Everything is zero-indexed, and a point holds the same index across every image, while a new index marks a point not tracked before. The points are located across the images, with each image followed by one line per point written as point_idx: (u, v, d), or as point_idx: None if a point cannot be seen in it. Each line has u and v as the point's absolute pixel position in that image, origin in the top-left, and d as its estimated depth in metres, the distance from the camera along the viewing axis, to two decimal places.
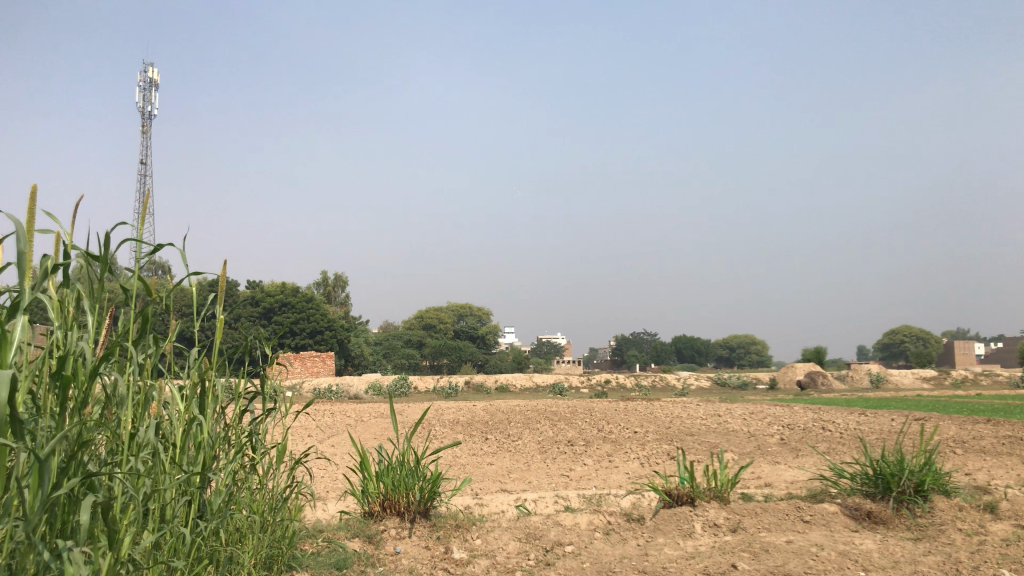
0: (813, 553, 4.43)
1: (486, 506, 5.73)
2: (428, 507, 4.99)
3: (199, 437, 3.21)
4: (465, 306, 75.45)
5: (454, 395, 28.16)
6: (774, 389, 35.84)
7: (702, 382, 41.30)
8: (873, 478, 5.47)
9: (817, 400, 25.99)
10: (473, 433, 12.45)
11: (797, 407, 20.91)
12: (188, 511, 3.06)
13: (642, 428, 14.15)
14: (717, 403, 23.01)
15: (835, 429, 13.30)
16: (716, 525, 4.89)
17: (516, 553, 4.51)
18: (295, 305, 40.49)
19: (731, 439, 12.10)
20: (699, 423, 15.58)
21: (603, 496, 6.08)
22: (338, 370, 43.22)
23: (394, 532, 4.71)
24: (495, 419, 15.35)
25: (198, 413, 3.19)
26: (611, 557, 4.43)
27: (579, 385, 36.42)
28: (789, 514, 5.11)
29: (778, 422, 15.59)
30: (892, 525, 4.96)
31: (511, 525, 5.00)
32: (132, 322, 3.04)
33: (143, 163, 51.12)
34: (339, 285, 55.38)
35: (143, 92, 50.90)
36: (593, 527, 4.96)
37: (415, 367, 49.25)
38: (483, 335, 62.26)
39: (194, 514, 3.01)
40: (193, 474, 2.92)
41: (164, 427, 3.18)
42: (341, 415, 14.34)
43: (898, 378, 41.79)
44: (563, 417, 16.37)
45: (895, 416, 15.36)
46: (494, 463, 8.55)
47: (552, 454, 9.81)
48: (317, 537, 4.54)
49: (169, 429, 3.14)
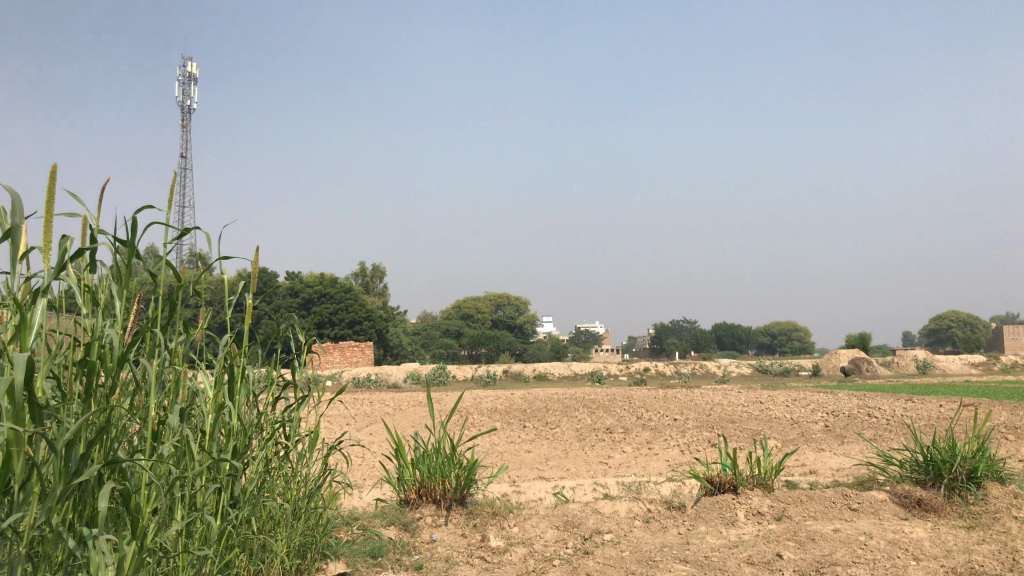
0: (862, 542, 4.27)
1: (524, 493, 5.66)
2: (464, 494, 4.93)
3: (229, 424, 3.17)
4: (503, 295, 75.52)
5: (492, 383, 28.19)
6: (817, 376, 35.33)
7: (743, 369, 40.86)
8: (924, 465, 5.29)
9: (861, 386, 25.54)
10: (510, 421, 12.39)
11: (842, 394, 20.54)
12: (219, 499, 3.02)
13: (682, 415, 13.98)
14: (759, 390, 22.72)
15: (881, 416, 13.00)
16: (760, 513, 4.76)
17: (554, 541, 4.42)
18: (334, 296, 40.84)
19: (774, 426, 11.88)
20: (740, 410, 15.36)
21: (643, 483, 5.97)
22: (377, 359, 43.55)
23: (430, 520, 4.66)
24: (533, 406, 15.30)
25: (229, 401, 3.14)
26: (652, 546, 4.33)
27: (617, 372, 36.24)
28: (836, 502, 4.96)
29: (822, 409, 15.31)
30: (943, 513, 4.78)
31: (549, 513, 4.92)
32: (161, 308, 2.99)
33: (184, 157, 51.94)
34: (377, 275, 55.74)
35: (182, 87, 51.70)
36: (633, 515, 4.86)
37: (454, 356, 49.41)
38: (521, 323, 62.30)
39: (225, 502, 2.97)
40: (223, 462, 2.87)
41: (195, 414, 3.13)
42: (380, 403, 14.37)
43: (945, 364, 40.94)
44: (602, 405, 16.25)
45: (944, 403, 14.99)
46: (531, 451, 8.48)
47: (590, 442, 9.70)
48: (352, 524, 4.50)
49: (200, 416, 3.10)
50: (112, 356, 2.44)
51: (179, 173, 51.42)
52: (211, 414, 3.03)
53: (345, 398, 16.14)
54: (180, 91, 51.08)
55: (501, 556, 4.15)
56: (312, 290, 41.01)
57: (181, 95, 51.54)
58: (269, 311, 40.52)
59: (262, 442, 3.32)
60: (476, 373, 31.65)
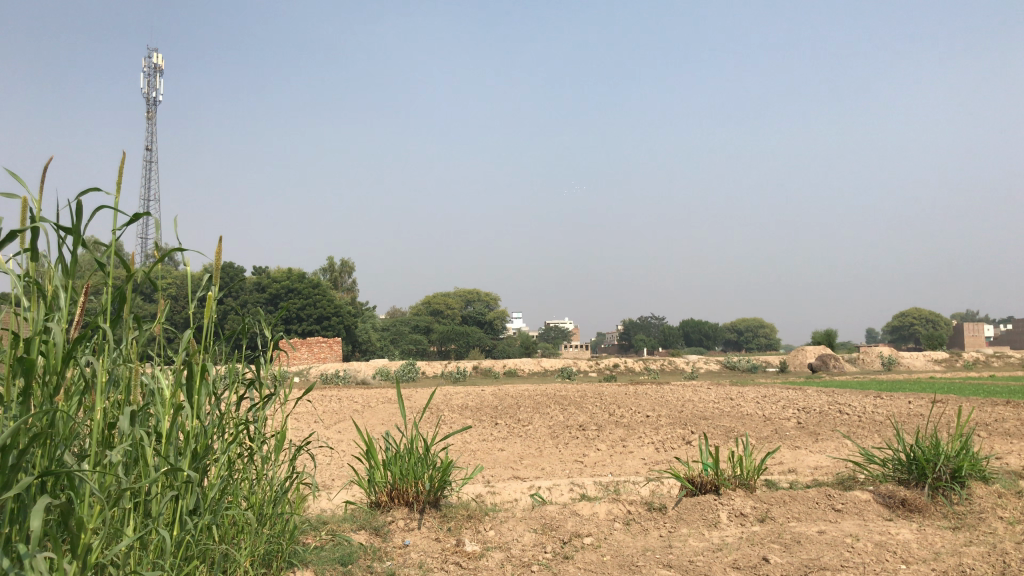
0: (849, 545, 4.15)
1: (498, 494, 5.48)
2: (438, 496, 4.73)
3: (189, 426, 2.94)
4: (473, 290, 75.26)
5: (462, 379, 27.99)
6: (784, 372, 35.60)
7: (712, 365, 41.10)
8: (907, 464, 5.19)
9: (829, 383, 25.71)
10: (482, 418, 12.19)
11: (810, 391, 20.62)
12: (176, 507, 2.79)
13: (654, 412, 13.89)
14: (728, 386, 22.75)
15: (852, 412, 13.01)
16: (743, 515, 4.62)
17: (532, 545, 4.25)
18: (302, 292, 40.36)
19: (747, 423, 11.82)
20: (712, 406, 15.33)
21: (620, 483, 5.81)
22: (346, 356, 43.14)
23: (402, 523, 4.46)
24: (504, 403, 15.13)
25: (187, 401, 2.91)
26: (633, 549, 4.17)
27: (587, 369, 36.18)
28: (819, 502, 4.84)
29: (793, 406, 15.32)
30: (927, 513, 4.68)
31: (526, 516, 4.73)
32: (112, 302, 2.75)
33: (148, 150, 51.07)
34: (346, 270, 55.25)
35: (148, 79, 50.78)
36: (612, 517, 4.70)
37: (423, 352, 49.12)
38: (491, 319, 62.13)
39: (183, 510, 2.75)
40: (180, 467, 2.65)
41: (149, 416, 2.90)
42: (349, 401, 14.10)
43: (909, 361, 41.50)
44: (573, 401, 16.12)
45: (913, 399, 15.06)
46: (504, 449, 8.31)
47: (564, 440, 9.54)
48: (321, 529, 4.30)
49: (155, 419, 2.87)
50: (55, 354, 2.21)
51: (144, 166, 50.52)
52: (169, 417, 2.80)
53: (311, 395, 15.85)
54: (146, 83, 50.15)
55: (477, 561, 3.97)
56: (280, 285, 40.37)
57: (146, 87, 50.60)
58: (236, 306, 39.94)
59: (225, 446, 3.11)
60: (445, 369, 31.40)
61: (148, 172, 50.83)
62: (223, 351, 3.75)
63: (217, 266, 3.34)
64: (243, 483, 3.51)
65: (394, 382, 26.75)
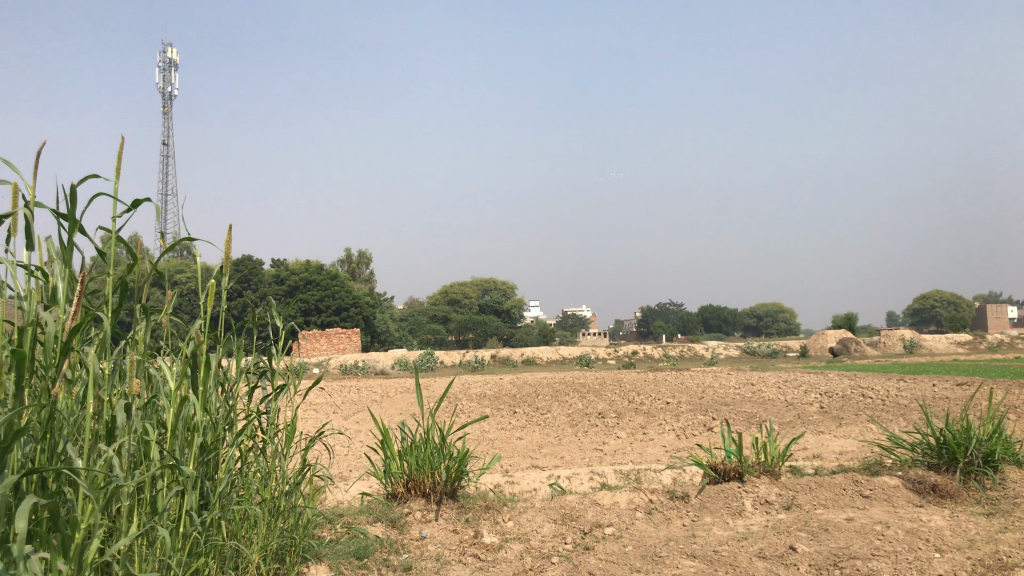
0: (879, 532, 4.02)
1: (517, 484, 5.39)
2: (455, 487, 4.64)
3: (195, 420, 2.85)
4: (490, 279, 75.23)
5: (481, 368, 27.94)
6: (805, 357, 35.30)
7: (732, 351, 40.84)
8: (937, 448, 5.04)
9: (851, 367, 25.44)
10: (500, 407, 12.11)
11: (833, 375, 20.41)
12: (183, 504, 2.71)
13: (673, 398, 13.74)
14: (749, 371, 22.56)
15: (876, 397, 12.81)
16: (768, 502, 4.50)
17: (552, 536, 4.15)
18: (321, 283, 40.43)
19: (770, 408, 11.66)
20: (733, 392, 15.17)
21: (641, 471, 5.70)
22: (364, 347, 43.22)
23: (419, 515, 4.37)
24: (523, 392, 15.04)
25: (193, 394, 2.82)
26: (656, 540, 4.06)
27: (606, 356, 36.03)
28: (847, 489, 4.70)
29: (816, 390, 15.13)
30: (960, 499, 4.54)
31: (545, 505, 4.63)
32: (113, 293, 2.66)
33: (165, 144, 51.25)
34: (364, 261, 55.33)
35: (164, 74, 50.93)
36: (634, 506, 4.59)
37: (441, 342, 49.13)
38: (509, 308, 62.07)
39: (188, 507, 2.67)
40: (183, 462, 2.56)
41: (155, 410, 2.82)
42: (367, 391, 14.05)
43: (932, 344, 41.06)
44: (592, 389, 15.99)
45: (939, 382, 14.83)
46: (523, 438, 8.22)
47: (583, 427, 9.43)
48: (336, 522, 4.22)
49: (160, 413, 2.79)
50: (52, 346, 2.13)
51: (161, 160, 50.79)
52: (174, 409, 2.73)
53: (329, 386, 15.83)
54: (161, 78, 50.29)
55: (496, 553, 3.88)
56: (297, 277, 40.40)
57: (161, 82, 50.78)
58: (255, 299, 40.10)
59: (234, 438, 3.04)
60: (463, 358, 31.36)
61: (165, 166, 51.08)
62: (234, 342, 3.67)
63: (223, 255, 3.28)
64: (254, 476, 3.43)
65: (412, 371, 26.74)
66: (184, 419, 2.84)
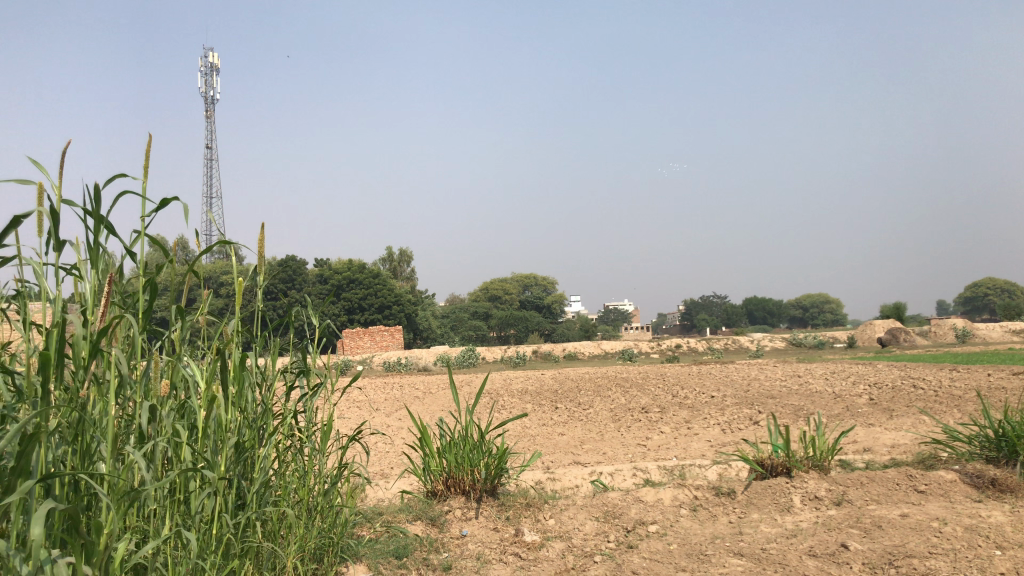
0: (936, 529, 3.86)
1: (559, 481, 5.32)
2: (495, 484, 4.57)
3: (228, 421, 2.81)
4: (531, 274, 75.13)
5: (523, 364, 27.89)
6: (853, 348, 34.64)
7: (777, 343, 40.26)
8: (995, 441, 4.84)
9: (899, 357, 24.89)
10: (542, 403, 12.04)
11: (882, 366, 19.98)
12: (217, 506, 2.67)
13: (718, 391, 13.54)
14: (795, 363, 22.22)
15: (927, 387, 12.48)
16: (818, 498, 4.36)
17: (594, 535, 4.06)
18: (363, 281, 40.68)
19: (816, 400, 11.42)
20: (778, 384, 14.91)
21: (686, 467, 5.58)
22: (407, 344, 43.44)
23: (459, 513, 4.32)
24: (565, 387, 14.95)
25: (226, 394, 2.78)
26: (702, 538, 3.95)
27: (648, 350, 35.73)
28: (900, 484, 4.54)
29: (865, 381, 14.80)
30: (1021, 493, 4.35)
31: (587, 503, 4.54)
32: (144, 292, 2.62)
33: (209, 148, 51.98)
34: (405, 259, 55.61)
35: (206, 78, 51.64)
36: (679, 503, 4.48)
37: (483, 338, 49.19)
38: (550, 303, 61.93)
39: (222, 508, 2.63)
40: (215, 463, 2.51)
41: (189, 412, 2.78)
42: (408, 388, 14.08)
43: (985, 332, 40.04)
44: (635, 383, 15.83)
45: (993, 372, 14.41)
46: (565, 434, 8.14)
47: (626, 423, 9.31)
48: (376, 521, 4.18)
49: (194, 414, 2.75)
50: (81, 349, 2.09)
51: (206, 163, 51.59)
52: (206, 409, 2.69)
53: (371, 383, 15.90)
54: (204, 82, 51.04)
55: (537, 552, 3.80)
56: (340, 276, 40.68)
57: (204, 87, 51.55)
58: (298, 299, 40.53)
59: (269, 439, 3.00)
60: (505, 354, 31.33)
61: (210, 169, 51.83)
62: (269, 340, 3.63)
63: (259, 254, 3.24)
64: (292, 476, 3.41)
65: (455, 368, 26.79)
66: (217, 420, 2.80)
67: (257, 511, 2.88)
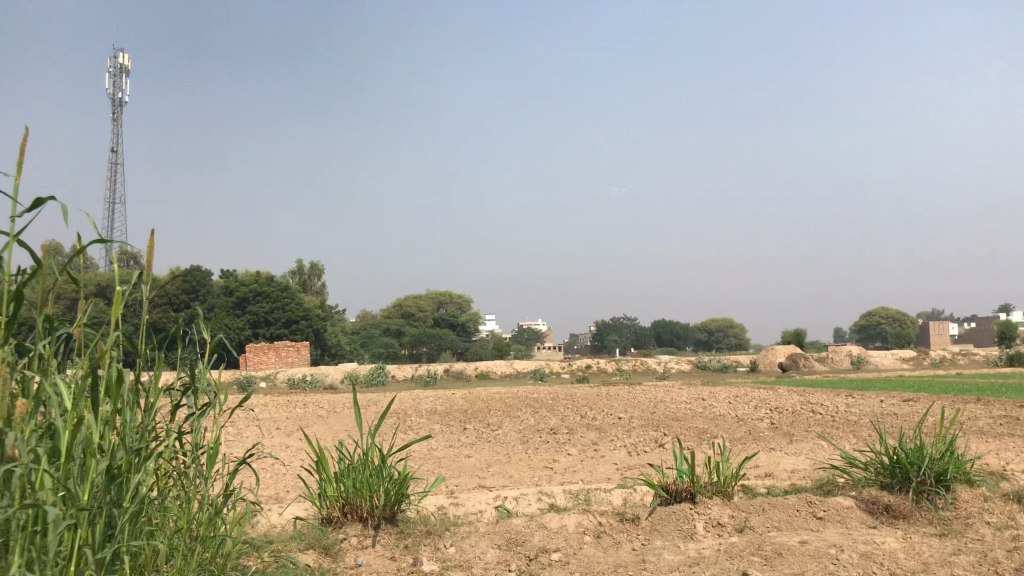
0: (834, 557, 3.88)
1: (462, 506, 5.18)
2: (394, 510, 4.40)
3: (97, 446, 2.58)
4: (444, 292, 74.76)
5: (433, 383, 27.57)
6: (756, 372, 35.59)
7: (684, 365, 41.06)
8: (889, 468, 4.94)
9: (799, 382, 25.65)
10: (450, 423, 11.85)
11: (783, 390, 20.56)
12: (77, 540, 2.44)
13: (626, 413, 13.63)
14: (700, 386, 22.63)
15: (825, 412, 12.85)
16: (720, 525, 4.34)
17: (496, 563, 3.93)
18: (271, 295, 39.63)
19: (720, 423, 11.60)
20: (684, 407, 15.12)
21: (591, 492, 5.51)
22: (315, 360, 42.50)
23: (356, 540, 4.12)
24: (474, 407, 14.81)
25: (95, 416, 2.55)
26: (605, 566, 3.87)
27: (559, 371, 35.91)
28: (800, 510, 4.57)
29: (767, 405, 15.16)
30: (913, 520, 4.44)
31: (490, 530, 4.41)
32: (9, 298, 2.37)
33: (113, 151, 49.94)
34: (316, 273, 54.56)
35: (112, 79, 49.65)
36: (582, 529, 4.39)
37: (393, 356, 48.56)
38: (462, 322, 61.72)
39: (82, 542, 2.41)
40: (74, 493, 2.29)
41: (48, 434, 2.53)
42: (313, 406, 13.67)
43: (878, 359, 41.75)
44: (544, 404, 15.79)
45: (886, 398, 14.96)
46: (471, 456, 8.00)
47: (533, 445, 9.22)
48: (265, 551, 3.95)
49: (58, 437, 2.51)
50: None
51: (109, 167, 49.52)
52: (71, 431, 2.46)
53: (274, 401, 15.38)
54: (111, 84, 49.09)
55: None
56: (247, 288, 39.50)
57: (110, 88, 49.60)
58: (202, 311, 39.17)
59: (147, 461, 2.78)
60: (415, 372, 30.93)
61: (113, 174, 49.76)
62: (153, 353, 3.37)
63: (146, 260, 3.03)
64: (172, 503, 3.18)
65: (363, 386, 26.26)
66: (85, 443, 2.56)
67: (126, 542, 2.66)
